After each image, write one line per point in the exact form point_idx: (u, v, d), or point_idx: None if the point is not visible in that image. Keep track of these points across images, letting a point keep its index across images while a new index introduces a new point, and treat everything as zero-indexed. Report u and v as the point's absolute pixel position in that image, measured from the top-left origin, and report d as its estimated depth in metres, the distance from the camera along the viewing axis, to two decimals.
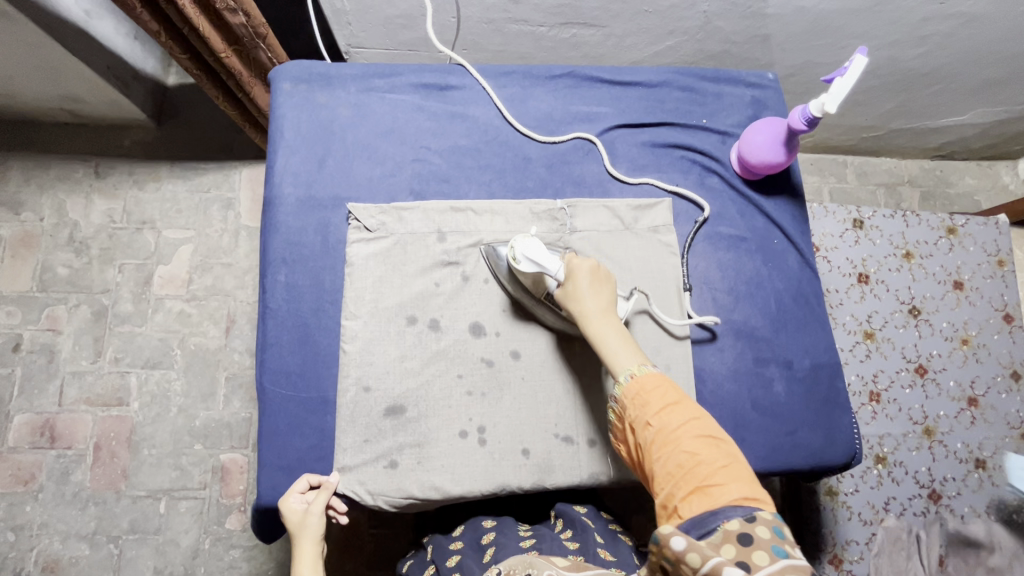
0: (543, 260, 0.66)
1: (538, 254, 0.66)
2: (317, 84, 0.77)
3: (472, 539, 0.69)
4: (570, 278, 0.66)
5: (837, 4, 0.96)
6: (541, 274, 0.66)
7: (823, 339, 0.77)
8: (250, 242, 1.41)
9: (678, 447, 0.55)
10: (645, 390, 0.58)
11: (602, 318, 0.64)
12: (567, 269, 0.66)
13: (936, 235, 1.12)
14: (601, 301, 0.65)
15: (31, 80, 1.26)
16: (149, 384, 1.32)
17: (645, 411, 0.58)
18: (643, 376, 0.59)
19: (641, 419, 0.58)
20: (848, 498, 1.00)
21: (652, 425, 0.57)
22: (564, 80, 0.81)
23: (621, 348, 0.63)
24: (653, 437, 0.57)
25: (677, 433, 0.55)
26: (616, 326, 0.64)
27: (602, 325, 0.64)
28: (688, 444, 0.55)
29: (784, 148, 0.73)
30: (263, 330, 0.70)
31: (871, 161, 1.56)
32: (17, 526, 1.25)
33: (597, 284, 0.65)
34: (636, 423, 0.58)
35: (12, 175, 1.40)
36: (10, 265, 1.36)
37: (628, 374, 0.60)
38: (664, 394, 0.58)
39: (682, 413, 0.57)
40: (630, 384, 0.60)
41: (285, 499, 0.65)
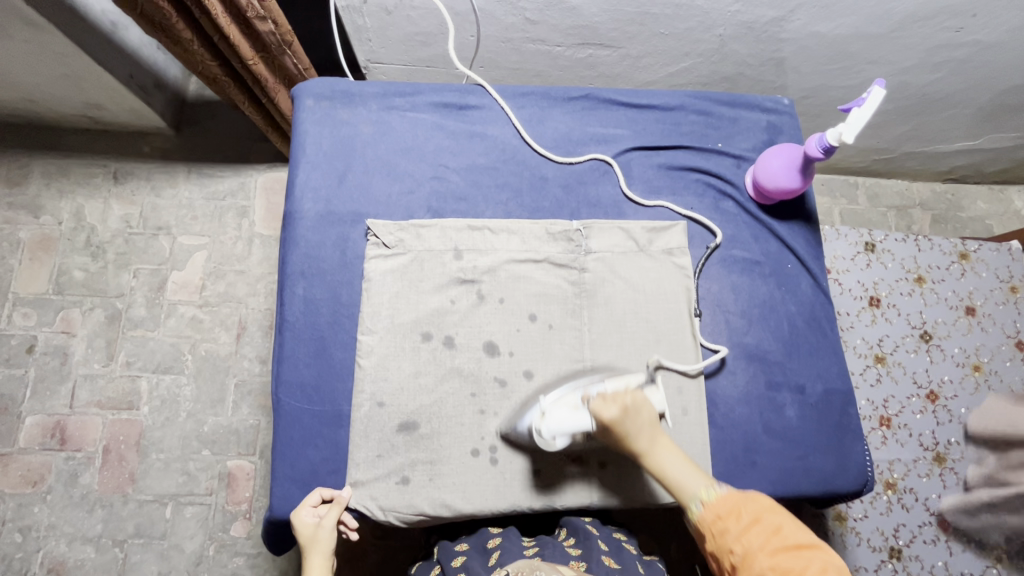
0: (574, 426, 0.63)
1: (564, 425, 0.63)
2: (339, 101, 0.79)
3: (478, 542, 0.69)
4: (608, 433, 0.64)
5: (853, 30, 0.97)
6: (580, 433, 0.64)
7: (836, 365, 0.77)
8: (264, 250, 1.43)
9: (761, 565, 0.54)
10: (719, 515, 0.58)
11: (653, 454, 0.63)
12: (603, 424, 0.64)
13: (947, 260, 1.12)
14: (643, 439, 0.63)
15: (57, 87, 1.29)
16: (160, 388, 1.33)
17: (724, 538, 0.57)
18: (715, 501, 0.59)
19: (721, 548, 0.57)
20: (857, 523, 1.00)
21: (734, 552, 0.56)
22: (582, 102, 0.82)
23: (685, 474, 0.62)
24: (736, 562, 0.56)
25: (758, 553, 0.55)
26: (669, 454, 0.63)
27: (658, 463, 0.63)
28: (771, 561, 0.54)
29: (800, 174, 0.74)
30: (280, 343, 0.71)
31: (882, 183, 1.57)
32: (25, 527, 1.25)
33: (633, 416, 0.64)
34: (717, 551, 0.58)
35: (33, 178, 1.43)
36: (28, 267, 1.38)
37: (699, 504, 0.60)
38: (740, 514, 0.58)
39: (761, 531, 0.56)
40: (704, 512, 0.60)
41: (297, 512, 0.65)
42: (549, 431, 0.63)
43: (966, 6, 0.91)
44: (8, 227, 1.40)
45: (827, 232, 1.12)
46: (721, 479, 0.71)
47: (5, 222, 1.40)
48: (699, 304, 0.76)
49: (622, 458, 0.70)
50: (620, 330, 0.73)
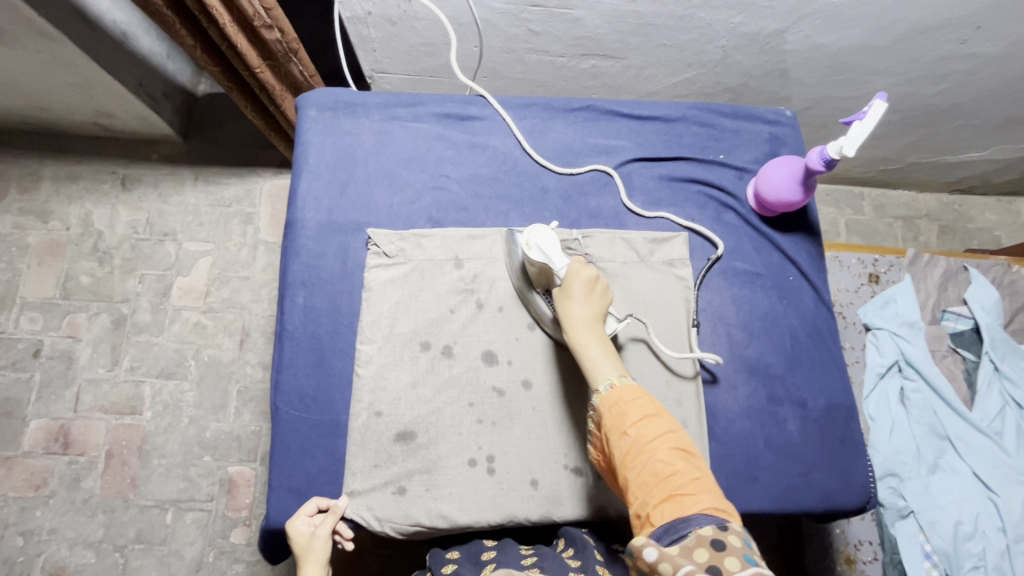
0: (551, 253, 0.67)
1: (546, 246, 0.67)
2: (342, 112, 0.79)
3: (471, 552, 0.68)
4: (567, 282, 0.66)
5: (857, 42, 0.97)
6: (548, 268, 0.67)
7: (839, 378, 0.76)
8: (268, 256, 1.44)
9: (653, 458, 0.55)
10: (622, 401, 0.59)
11: (591, 324, 0.64)
12: (568, 273, 0.66)
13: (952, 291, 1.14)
14: (591, 309, 0.65)
15: (67, 95, 1.31)
16: (163, 394, 1.34)
17: (622, 420, 0.58)
18: (622, 388, 0.60)
19: (618, 428, 0.58)
20: (867, 566, 0.99)
21: (628, 435, 0.57)
22: (583, 114, 0.83)
23: (602, 360, 0.62)
24: (628, 445, 0.56)
25: (652, 445, 0.56)
26: (602, 338, 0.64)
27: (587, 335, 0.64)
28: (663, 457, 0.55)
29: (801, 187, 0.73)
30: (279, 351, 0.71)
31: (887, 194, 1.56)
32: (27, 530, 1.26)
33: (592, 292, 0.65)
34: (612, 431, 0.58)
35: (43, 184, 1.45)
36: (36, 272, 1.40)
37: (606, 384, 0.60)
38: (642, 405, 0.59)
39: (658, 426, 0.57)
40: (608, 394, 0.60)
41: (292, 521, 0.65)
42: (529, 243, 0.68)
43: (971, 19, 0.91)
44: (17, 232, 1.42)
45: (829, 263, 1.13)
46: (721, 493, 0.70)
47: (15, 227, 1.42)
48: (699, 316, 0.76)
49: None
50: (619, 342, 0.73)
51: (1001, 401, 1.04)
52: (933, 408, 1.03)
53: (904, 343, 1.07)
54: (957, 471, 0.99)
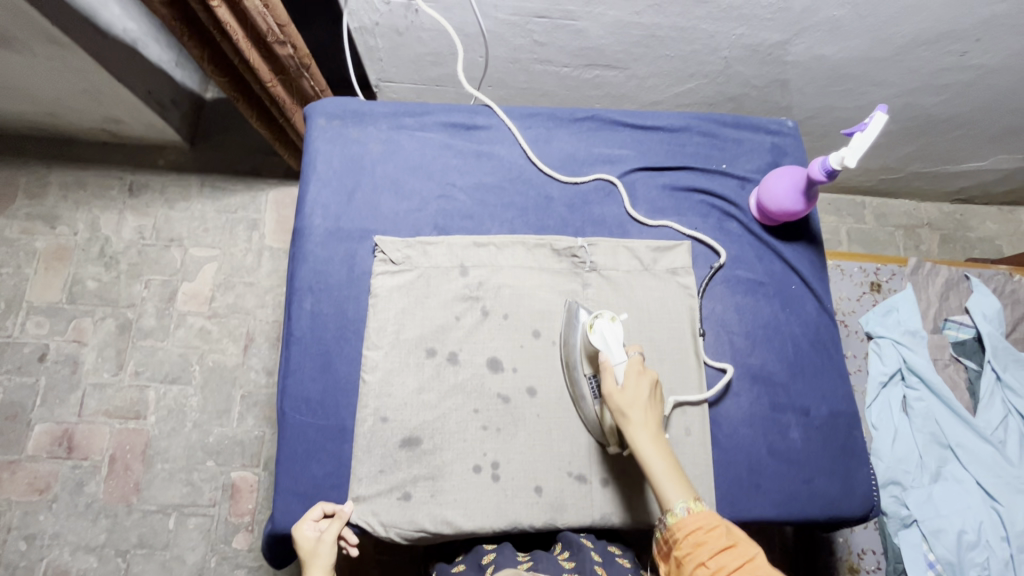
0: (613, 346, 0.68)
1: (611, 339, 0.68)
2: (350, 120, 0.81)
3: (473, 560, 0.69)
4: (629, 385, 0.65)
5: (857, 53, 0.98)
6: (609, 365, 0.67)
7: (841, 386, 0.77)
8: (273, 262, 1.45)
9: None
10: (698, 530, 0.58)
11: (655, 435, 0.64)
12: (627, 374, 0.66)
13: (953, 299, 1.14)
14: (653, 414, 0.65)
15: (77, 102, 1.33)
16: (167, 398, 1.35)
17: (698, 550, 0.58)
18: (698, 515, 0.59)
19: (697, 560, 0.58)
20: None
21: (707, 566, 0.57)
22: (587, 123, 0.84)
23: (670, 476, 0.62)
24: (705, 573, 0.57)
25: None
26: (666, 449, 0.64)
27: (653, 445, 0.63)
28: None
29: (803, 197, 0.74)
30: (286, 356, 0.72)
31: (889, 203, 1.56)
32: (29, 535, 1.26)
33: (654, 397, 0.66)
34: (687, 559, 0.58)
35: (51, 190, 1.46)
36: (42, 276, 1.41)
37: (683, 508, 0.60)
38: (717, 534, 0.58)
39: (735, 557, 0.57)
40: (685, 520, 0.59)
41: (298, 525, 0.66)
42: (596, 334, 0.69)
43: (970, 31, 0.92)
44: (25, 237, 1.43)
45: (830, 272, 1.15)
46: (724, 500, 0.71)
47: (23, 232, 1.43)
48: (703, 323, 0.76)
49: (624, 481, 0.70)
50: None
51: (1003, 410, 1.04)
52: (936, 416, 1.03)
53: (908, 351, 1.07)
54: (960, 480, 0.99)
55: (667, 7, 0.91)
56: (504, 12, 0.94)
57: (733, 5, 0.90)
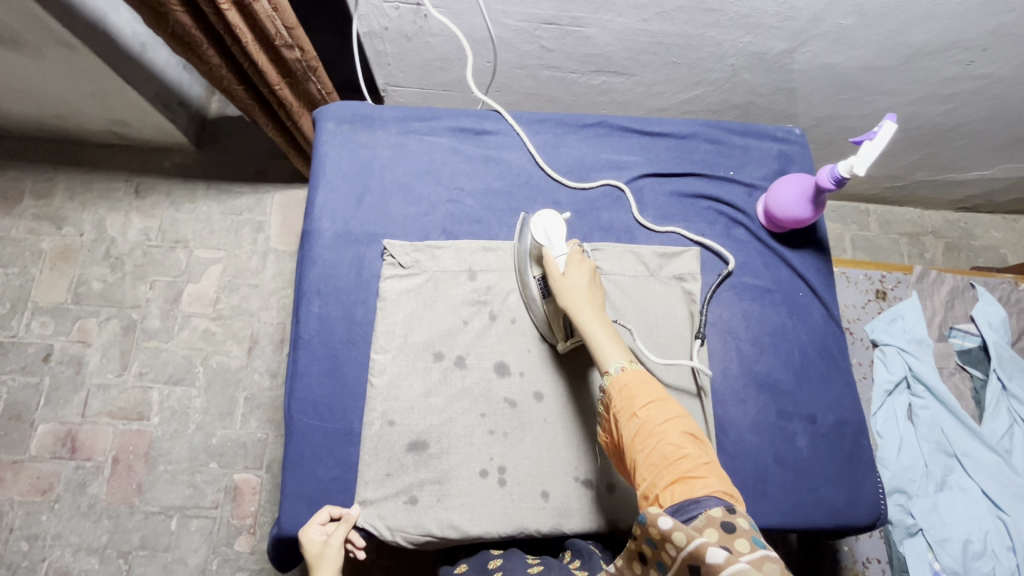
0: (555, 237, 0.71)
1: (552, 231, 0.71)
2: (359, 125, 0.81)
3: (478, 564, 0.69)
4: (569, 269, 0.68)
5: (862, 62, 0.99)
6: (549, 252, 0.70)
7: (848, 394, 0.77)
8: (278, 264, 1.45)
9: (662, 439, 0.56)
10: (632, 383, 0.60)
11: (594, 309, 0.65)
12: (568, 260, 0.69)
13: (959, 308, 1.14)
14: (593, 294, 0.67)
15: (85, 104, 1.33)
16: (170, 400, 1.35)
17: (632, 403, 0.59)
18: (632, 371, 0.60)
19: (628, 410, 0.59)
20: None
21: (638, 417, 0.58)
22: (595, 130, 0.84)
23: (610, 342, 0.63)
24: (638, 427, 0.58)
25: (662, 428, 0.57)
26: (607, 323, 0.65)
27: (593, 318, 0.65)
28: (675, 440, 0.56)
29: (811, 204, 0.74)
30: (294, 360, 0.72)
31: (893, 211, 1.57)
32: (31, 535, 1.26)
33: (592, 279, 0.68)
34: (621, 413, 0.59)
35: (58, 191, 1.47)
36: (48, 277, 1.42)
37: (619, 366, 0.61)
38: (651, 390, 0.60)
39: (667, 412, 0.58)
40: (619, 375, 0.60)
41: (306, 528, 0.65)
42: (537, 229, 0.71)
43: (977, 41, 0.92)
44: (31, 237, 1.44)
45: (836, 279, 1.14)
46: None
47: (29, 233, 1.44)
48: (709, 330, 0.77)
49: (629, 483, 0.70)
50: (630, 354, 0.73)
51: (1009, 419, 1.04)
52: (941, 424, 1.03)
53: (913, 359, 1.07)
54: (965, 489, 0.99)
55: (674, 15, 0.92)
56: (513, 19, 0.94)
57: (741, 13, 0.90)
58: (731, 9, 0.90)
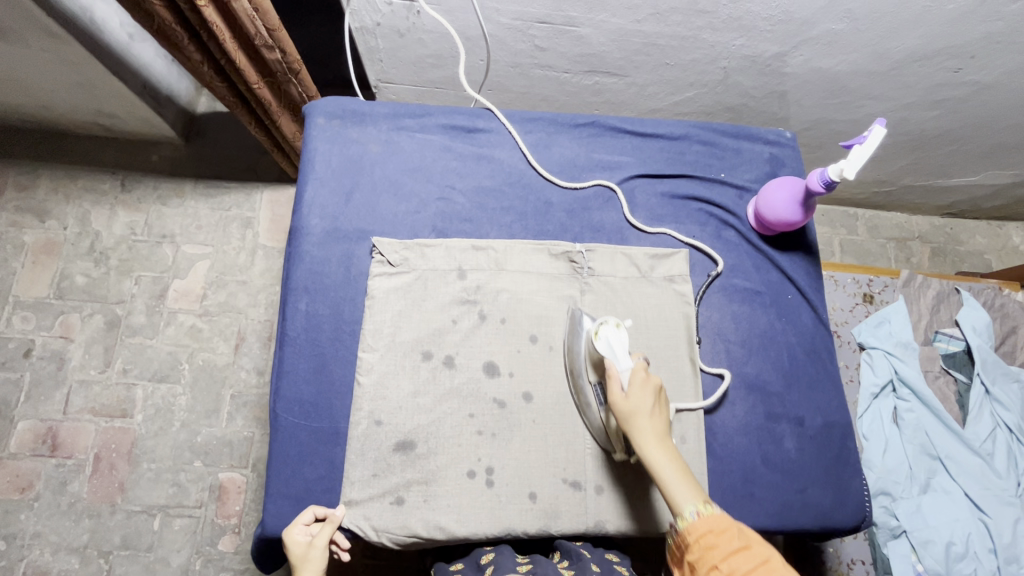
0: (617, 351, 0.67)
1: (615, 345, 0.67)
2: (349, 120, 0.80)
3: (472, 560, 0.69)
4: (636, 390, 0.64)
5: (853, 67, 1.00)
6: (611, 367, 0.66)
7: (835, 397, 0.77)
8: (266, 261, 1.43)
9: None
10: (709, 533, 0.56)
11: (661, 440, 0.63)
12: (632, 380, 0.65)
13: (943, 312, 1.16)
14: (659, 420, 0.64)
15: (70, 95, 1.31)
16: (155, 397, 1.33)
17: (710, 554, 0.55)
18: (709, 518, 0.57)
19: (707, 563, 0.55)
20: None
21: (720, 570, 0.54)
22: (588, 129, 0.84)
23: (679, 480, 0.61)
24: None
25: None
26: (675, 455, 0.62)
27: (659, 450, 0.62)
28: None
29: (801, 208, 0.74)
30: (280, 357, 0.71)
31: (881, 215, 1.58)
32: (9, 534, 1.23)
33: (658, 405, 0.65)
34: (699, 563, 0.56)
35: (41, 183, 1.44)
36: (30, 270, 1.39)
37: (692, 512, 0.58)
38: (730, 537, 0.56)
39: (750, 559, 0.54)
40: (694, 523, 0.57)
41: (290, 529, 0.65)
42: (599, 338, 0.68)
43: (965, 48, 0.93)
44: (13, 230, 1.41)
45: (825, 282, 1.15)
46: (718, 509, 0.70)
47: (11, 225, 1.41)
48: (699, 331, 0.77)
49: (619, 487, 0.70)
50: None
51: (991, 423, 1.05)
52: (925, 427, 1.04)
53: (899, 362, 1.08)
54: (949, 491, 1.00)
55: (668, 16, 0.92)
56: (506, 16, 0.94)
57: (734, 16, 0.90)
58: (723, 11, 0.90)
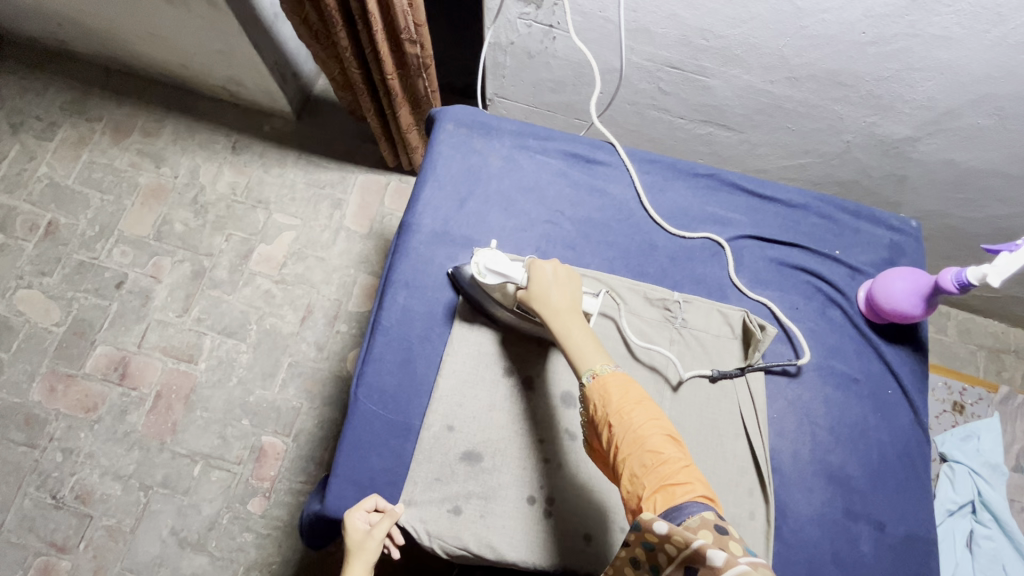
0: (504, 269, 0.68)
1: (500, 265, 0.68)
2: (476, 131, 0.82)
3: None
4: (534, 278, 0.67)
5: (989, 165, 0.95)
6: (505, 283, 0.69)
7: (924, 507, 0.72)
8: (347, 243, 1.49)
9: (643, 446, 0.53)
10: (610, 387, 0.58)
11: (569, 314, 0.65)
12: (531, 276, 0.68)
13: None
14: (566, 297, 0.66)
15: (210, 59, 1.42)
16: (220, 349, 1.39)
17: (608, 409, 0.57)
18: (605, 375, 0.59)
19: (605, 418, 0.57)
20: None
21: (616, 424, 0.56)
22: (705, 180, 0.83)
23: (586, 347, 0.63)
24: (616, 434, 0.56)
25: (641, 433, 0.54)
26: (584, 325, 0.65)
27: (568, 321, 0.64)
28: (653, 442, 0.54)
29: (923, 302, 0.70)
30: (369, 343, 0.73)
31: (975, 320, 1.49)
32: (67, 449, 1.31)
33: (562, 284, 0.67)
34: (600, 421, 0.57)
35: (165, 133, 1.56)
36: (138, 210, 1.50)
37: (589, 374, 0.60)
38: (627, 392, 0.58)
39: (646, 411, 0.56)
40: (591, 384, 0.59)
41: (349, 512, 0.64)
42: (480, 268, 0.69)
43: None
44: (132, 171, 1.53)
45: None
46: None
47: (131, 165, 1.53)
48: (788, 408, 0.73)
49: None
50: (699, 413, 0.71)
51: None
52: (1003, 560, 0.95)
53: (984, 484, 1.01)
54: None
55: (803, 82, 0.90)
56: (638, 56, 0.95)
57: (874, 93, 0.88)
58: (864, 87, 0.88)
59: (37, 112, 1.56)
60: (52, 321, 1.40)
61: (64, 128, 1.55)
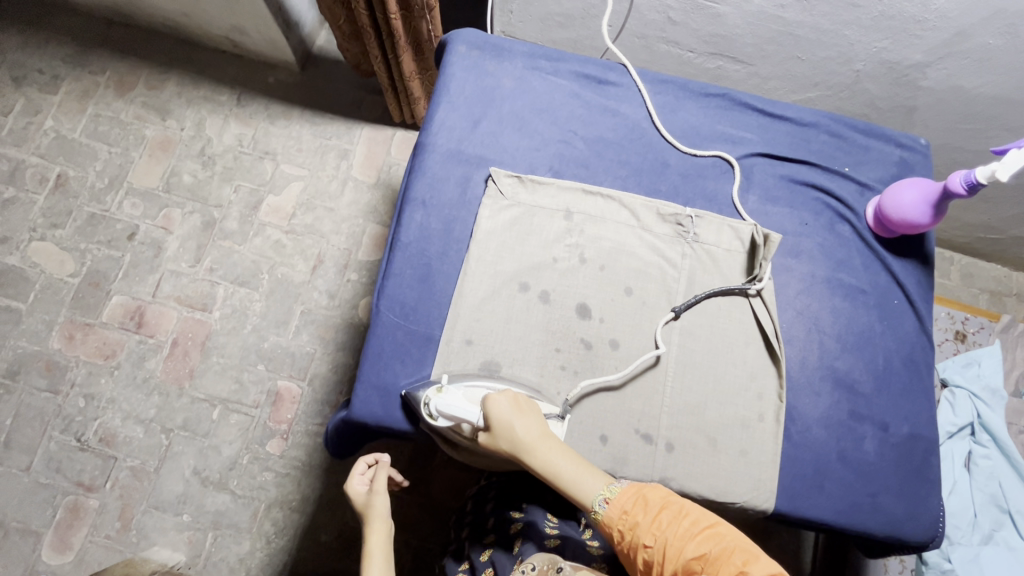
0: (460, 413, 0.65)
1: (453, 408, 0.65)
2: (488, 53, 0.83)
3: (501, 530, 0.76)
4: (494, 418, 0.65)
5: (998, 91, 0.95)
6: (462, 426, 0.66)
7: (926, 410, 0.75)
8: (354, 193, 1.50)
9: (685, 554, 0.57)
10: (625, 509, 0.61)
11: (544, 445, 0.64)
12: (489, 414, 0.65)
13: None
14: (534, 426, 0.65)
15: (213, 6, 1.41)
16: (233, 298, 1.41)
17: (637, 533, 0.60)
18: (618, 498, 0.61)
19: (639, 542, 0.59)
20: None
21: (653, 545, 0.59)
22: (716, 101, 0.83)
23: (579, 475, 0.63)
24: (654, 554, 0.59)
25: (677, 543, 0.58)
26: (563, 448, 0.65)
27: (548, 456, 0.64)
28: (693, 548, 0.57)
29: (932, 210, 0.72)
30: (389, 260, 0.75)
31: (977, 263, 1.50)
32: (89, 394, 1.34)
33: (522, 413, 0.65)
34: (632, 546, 0.60)
35: (169, 85, 1.55)
36: (146, 162, 1.50)
37: (602, 503, 0.61)
38: (645, 504, 0.61)
39: (673, 517, 0.59)
40: (608, 512, 0.61)
41: (349, 480, 0.79)
42: (433, 413, 0.66)
43: None
44: (137, 123, 1.52)
45: None
46: (784, 493, 0.69)
47: (136, 118, 1.53)
48: (797, 317, 0.75)
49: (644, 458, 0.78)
50: (711, 324, 0.73)
51: None
52: (1000, 477, 0.98)
53: (983, 406, 1.03)
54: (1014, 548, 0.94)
55: (815, 5, 0.90)
56: None
57: (886, 13, 0.88)
58: (876, 7, 0.87)
59: (39, 66, 1.55)
60: (67, 272, 1.42)
61: (68, 82, 1.54)
